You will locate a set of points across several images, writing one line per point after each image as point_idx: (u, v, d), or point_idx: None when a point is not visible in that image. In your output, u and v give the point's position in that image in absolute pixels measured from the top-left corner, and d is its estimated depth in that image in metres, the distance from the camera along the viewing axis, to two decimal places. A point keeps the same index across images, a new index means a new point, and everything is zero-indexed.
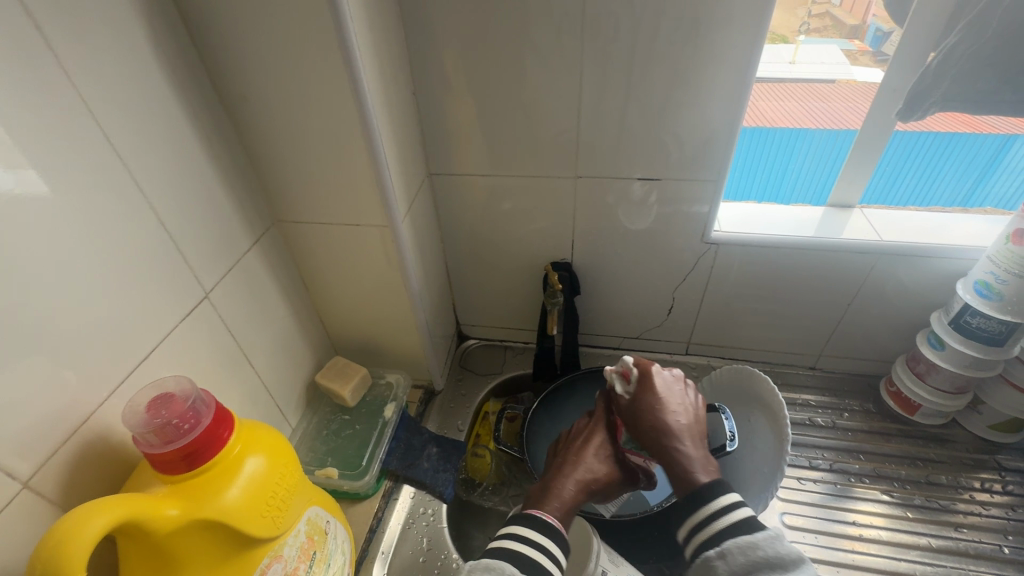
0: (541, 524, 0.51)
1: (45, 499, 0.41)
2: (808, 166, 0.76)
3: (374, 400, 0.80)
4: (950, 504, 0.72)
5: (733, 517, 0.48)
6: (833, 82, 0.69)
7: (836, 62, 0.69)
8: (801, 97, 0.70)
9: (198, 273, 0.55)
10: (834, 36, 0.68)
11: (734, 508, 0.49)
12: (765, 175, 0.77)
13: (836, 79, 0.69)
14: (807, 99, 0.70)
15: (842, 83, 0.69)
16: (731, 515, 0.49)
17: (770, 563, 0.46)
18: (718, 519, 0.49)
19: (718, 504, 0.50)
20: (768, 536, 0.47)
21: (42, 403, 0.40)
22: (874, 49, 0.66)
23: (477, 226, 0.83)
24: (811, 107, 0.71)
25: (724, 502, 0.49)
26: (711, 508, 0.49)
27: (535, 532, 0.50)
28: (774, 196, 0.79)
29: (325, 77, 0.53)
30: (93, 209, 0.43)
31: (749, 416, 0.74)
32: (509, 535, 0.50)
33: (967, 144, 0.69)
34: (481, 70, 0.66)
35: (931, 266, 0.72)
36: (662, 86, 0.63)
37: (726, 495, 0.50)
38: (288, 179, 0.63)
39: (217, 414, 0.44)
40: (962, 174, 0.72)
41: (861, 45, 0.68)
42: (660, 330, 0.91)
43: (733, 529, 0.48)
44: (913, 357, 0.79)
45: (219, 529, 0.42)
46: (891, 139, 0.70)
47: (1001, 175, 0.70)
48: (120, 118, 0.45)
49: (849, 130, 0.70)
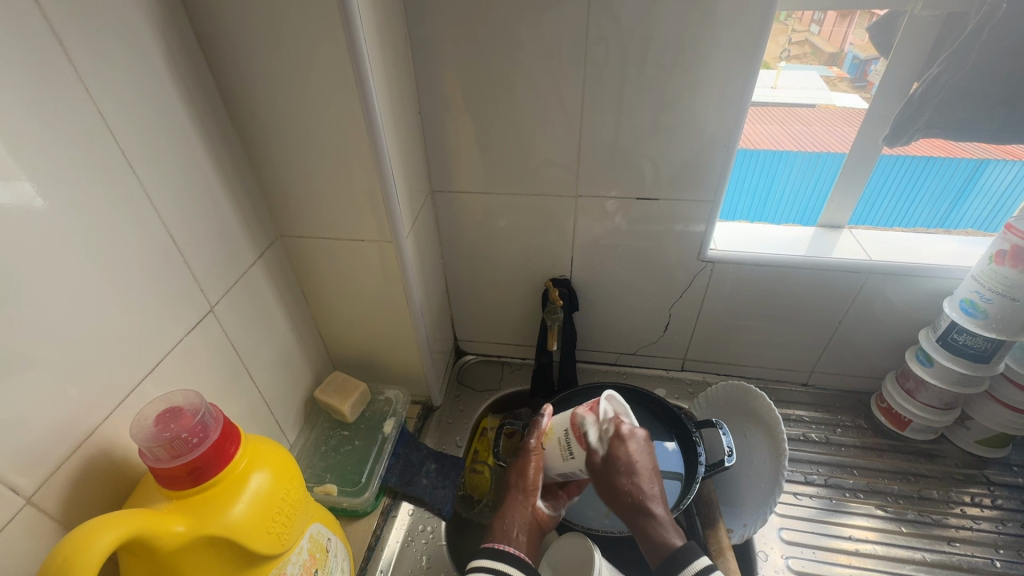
0: (495, 552, 0.54)
1: (48, 515, 0.40)
2: (792, 188, 0.78)
3: (373, 415, 0.79)
4: (943, 518, 0.73)
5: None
6: (813, 106, 0.71)
7: (816, 88, 0.71)
8: (784, 120, 0.72)
9: (204, 286, 0.55)
10: (813, 63, 0.69)
11: (709, 573, 0.48)
12: (749, 197, 0.80)
13: (816, 104, 0.71)
14: (790, 122, 0.72)
15: (822, 108, 0.71)
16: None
17: None
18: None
19: (693, 568, 0.49)
20: None
21: (45, 417, 0.40)
22: (852, 76, 0.68)
23: (477, 243, 0.84)
24: (795, 131, 0.73)
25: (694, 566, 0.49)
26: (688, 575, 0.49)
27: (502, 561, 0.53)
28: (759, 217, 0.82)
29: (335, 95, 0.54)
30: (102, 219, 0.43)
31: (745, 431, 0.76)
32: (477, 568, 0.53)
33: (946, 168, 0.71)
34: (485, 91, 0.67)
35: (917, 285, 0.74)
36: (660, 110, 0.66)
37: (694, 556, 0.50)
38: (294, 194, 0.63)
39: (225, 428, 0.44)
40: (940, 198, 0.75)
41: (839, 72, 0.69)
42: (657, 346, 0.92)
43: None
44: (902, 373, 0.81)
45: (225, 546, 0.41)
46: (877, 163, 0.72)
47: (973, 199, 0.74)
48: (133, 132, 0.46)
49: (832, 154, 0.73)
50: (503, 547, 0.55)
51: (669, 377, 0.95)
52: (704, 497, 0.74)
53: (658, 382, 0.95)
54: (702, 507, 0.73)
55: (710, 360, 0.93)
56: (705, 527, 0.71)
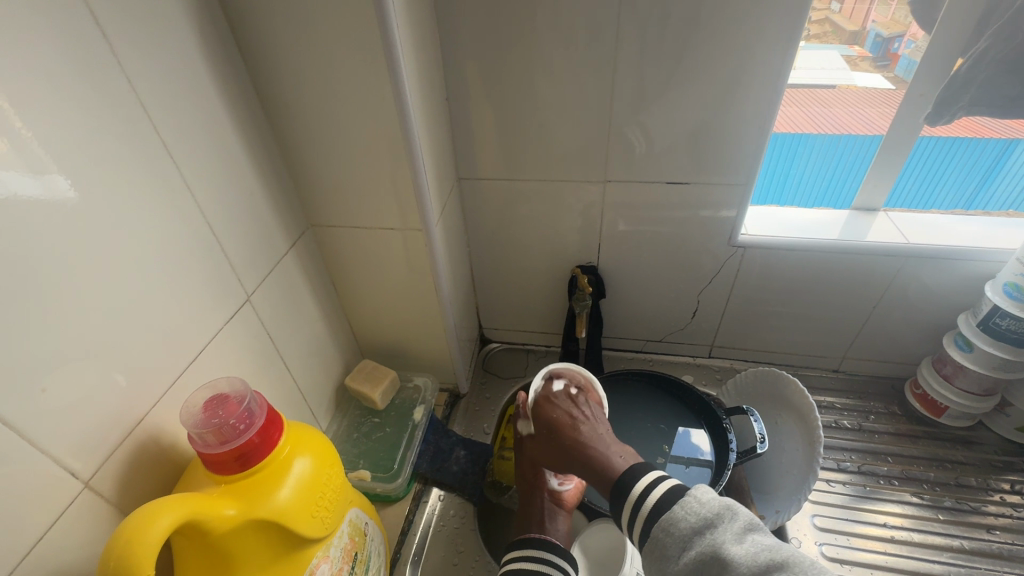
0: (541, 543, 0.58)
1: (105, 499, 0.41)
2: (811, 171, 0.76)
3: (403, 403, 0.80)
4: (981, 506, 0.72)
5: (659, 489, 0.49)
6: (835, 86, 0.71)
7: (836, 68, 0.71)
8: (802, 102, 0.71)
9: (241, 276, 0.56)
10: (834, 42, 0.69)
11: (658, 482, 0.49)
12: (766, 181, 0.78)
13: (836, 84, 0.71)
14: (808, 104, 0.71)
15: (844, 87, 0.71)
16: (655, 487, 0.49)
17: (696, 529, 0.44)
18: (646, 497, 0.49)
19: (640, 485, 0.50)
20: (683, 505, 0.46)
21: (98, 404, 0.41)
22: (874, 55, 0.70)
23: (503, 231, 0.83)
24: (812, 112, 0.71)
25: (645, 478, 0.50)
26: (637, 491, 0.50)
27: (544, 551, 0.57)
28: (776, 200, 0.80)
29: (367, 82, 0.54)
30: (144, 209, 0.44)
31: (776, 418, 0.75)
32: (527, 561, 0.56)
33: (969, 148, 0.70)
34: (513, 76, 0.66)
35: (957, 269, 0.72)
36: (693, 91, 0.64)
37: (645, 471, 0.51)
38: (324, 183, 0.63)
39: (269, 415, 0.44)
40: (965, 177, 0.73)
41: (861, 51, 0.70)
42: (684, 333, 0.92)
43: (664, 501, 0.47)
44: (939, 359, 0.79)
45: (273, 529, 0.42)
46: (918, 143, 0.70)
47: (1003, 177, 0.72)
48: (172, 122, 0.46)
49: (849, 135, 0.71)
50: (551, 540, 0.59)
51: (695, 364, 0.94)
52: (735, 485, 0.74)
53: (684, 369, 0.94)
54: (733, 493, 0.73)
55: (738, 346, 0.92)
56: None
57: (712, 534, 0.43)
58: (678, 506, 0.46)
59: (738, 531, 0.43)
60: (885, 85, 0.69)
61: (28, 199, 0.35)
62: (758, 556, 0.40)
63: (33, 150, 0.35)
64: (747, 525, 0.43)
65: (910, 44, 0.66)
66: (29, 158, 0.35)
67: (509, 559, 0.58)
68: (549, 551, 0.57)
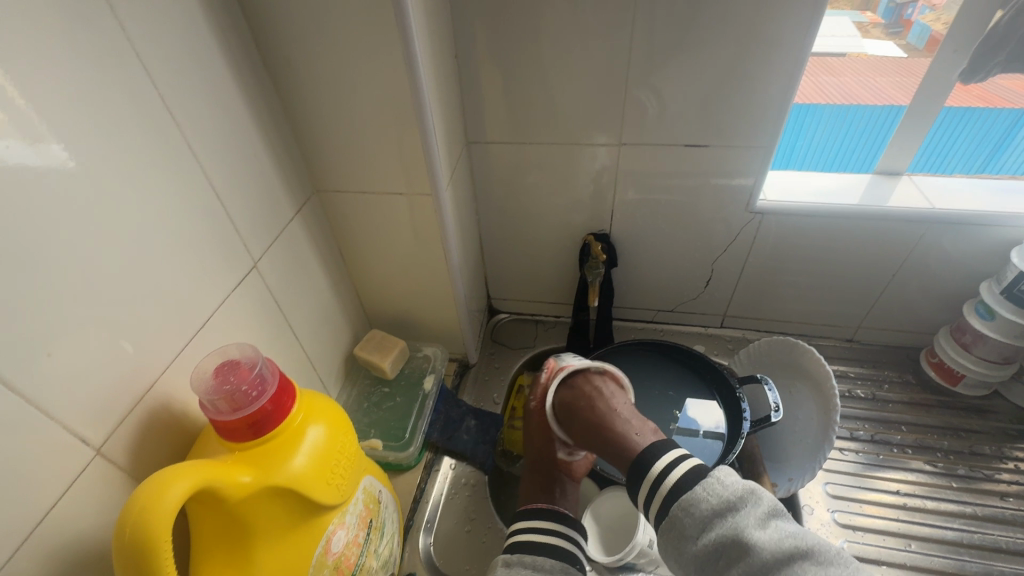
0: (549, 514, 0.57)
1: (117, 466, 0.41)
2: (820, 140, 0.74)
3: (413, 372, 0.80)
4: (994, 473, 0.72)
5: (677, 471, 0.47)
6: (845, 54, 0.68)
7: (848, 35, 0.68)
8: (813, 71, 0.69)
9: (247, 242, 0.54)
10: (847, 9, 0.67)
11: (676, 463, 0.48)
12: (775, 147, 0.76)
13: (848, 52, 0.68)
14: (819, 73, 0.69)
15: (854, 56, 0.69)
16: (673, 468, 0.47)
17: (718, 512, 0.44)
18: (667, 476, 0.47)
19: (660, 463, 0.48)
20: (707, 486, 0.45)
21: (105, 371, 0.39)
22: (886, 22, 0.68)
23: (513, 199, 0.81)
24: (822, 82, 0.69)
25: (664, 459, 0.49)
26: (657, 469, 0.48)
27: (547, 520, 0.56)
28: (785, 162, 0.78)
29: (375, 35, 0.51)
30: (143, 169, 0.42)
31: (790, 387, 0.74)
32: (529, 531, 0.55)
33: (980, 118, 0.68)
34: (525, 31, 0.63)
35: (982, 235, 0.70)
36: (717, 46, 0.61)
37: (662, 452, 0.50)
38: (330, 146, 0.61)
39: (282, 382, 0.43)
40: (976, 146, 0.72)
41: (871, 17, 0.68)
42: (696, 302, 0.90)
43: (682, 482, 0.46)
44: (958, 327, 0.77)
45: (288, 496, 0.42)
46: (941, 114, 0.68)
47: (1014, 147, 0.71)
48: (170, 78, 0.43)
49: (859, 106, 0.70)
50: (552, 508, 0.57)
51: (707, 334, 0.93)
52: (746, 453, 0.74)
53: (695, 339, 0.93)
54: (745, 462, 0.72)
55: (750, 316, 0.90)
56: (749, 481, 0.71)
57: (735, 518, 0.43)
58: (699, 486, 0.45)
59: (762, 515, 0.42)
60: (897, 54, 0.69)
61: (27, 168, 0.33)
62: (784, 541, 0.40)
63: (28, 118, 0.33)
64: (770, 510, 0.43)
65: (925, 11, 0.65)
66: (24, 124, 0.33)
67: (515, 531, 0.56)
68: (558, 522, 0.56)
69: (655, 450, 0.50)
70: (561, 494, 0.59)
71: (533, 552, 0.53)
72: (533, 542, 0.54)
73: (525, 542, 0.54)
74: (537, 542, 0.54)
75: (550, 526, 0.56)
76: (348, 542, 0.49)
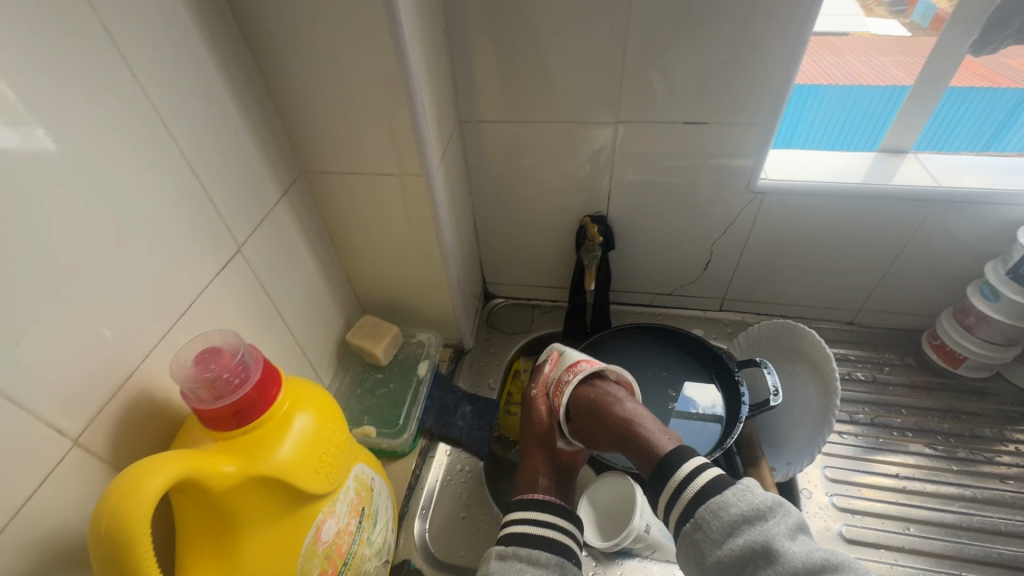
0: (544, 506, 0.56)
1: (96, 456, 0.40)
2: (821, 122, 0.73)
3: (406, 358, 0.79)
4: (994, 456, 0.71)
5: (702, 477, 0.49)
6: (847, 34, 0.66)
7: (851, 14, 0.65)
8: (814, 51, 0.68)
9: (231, 225, 0.52)
10: None
11: (701, 470, 0.49)
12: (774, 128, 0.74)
13: (850, 31, 0.66)
14: (820, 53, 0.68)
15: (856, 35, 0.67)
16: (697, 474, 0.49)
17: (747, 518, 0.45)
18: (692, 483, 0.49)
19: (684, 470, 0.50)
20: (738, 493, 0.47)
21: (80, 360, 0.38)
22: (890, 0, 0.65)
23: (507, 180, 0.79)
24: (824, 62, 0.68)
25: (687, 465, 0.50)
26: (681, 475, 0.50)
27: (543, 512, 0.55)
28: (786, 140, 0.75)
29: (359, 5, 0.48)
30: (117, 149, 0.40)
31: (790, 371, 0.73)
32: (529, 522, 0.54)
33: (984, 97, 0.67)
34: (518, 2, 0.60)
35: (988, 215, 0.68)
36: (719, 17, 0.58)
37: (686, 458, 0.51)
38: (316, 125, 0.59)
39: (266, 369, 0.42)
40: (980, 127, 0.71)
41: None
42: (695, 286, 0.89)
43: (708, 489, 0.48)
44: (961, 309, 0.76)
45: (275, 485, 0.41)
46: (944, 96, 0.67)
47: (1016, 129, 0.70)
48: (143, 53, 0.41)
49: (859, 87, 0.68)
50: (532, 497, 0.57)
51: (705, 317, 0.92)
52: (745, 437, 0.72)
53: (694, 323, 0.92)
54: (744, 446, 0.71)
55: (750, 299, 0.89)
56: (748, 466, 0.70)
57: (764, 527, 0.44)
58: (729, 493, 0.47)
59: (790, 527, 0.44)
60: (901, 33, 0.66)
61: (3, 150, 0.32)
62: (812, 554, 0.42)
63: (8, 99, 0.32)
64: (798, 523, 0.45)
65: None
66: (2, 105, 0.32)
67: (507, 521, 0.55)
68: (558, 514, 0.55)
69: (680, 455, 0.51)
70: (547, 483, 0.59)
71: (530, 545, 0.52)
72: (530, 535, 0.53)
73: (524, 535, 0.53)
74: (535, 535, 0.53)
75: (545, 518, 0.55)
76: (339, 531, 0.48)
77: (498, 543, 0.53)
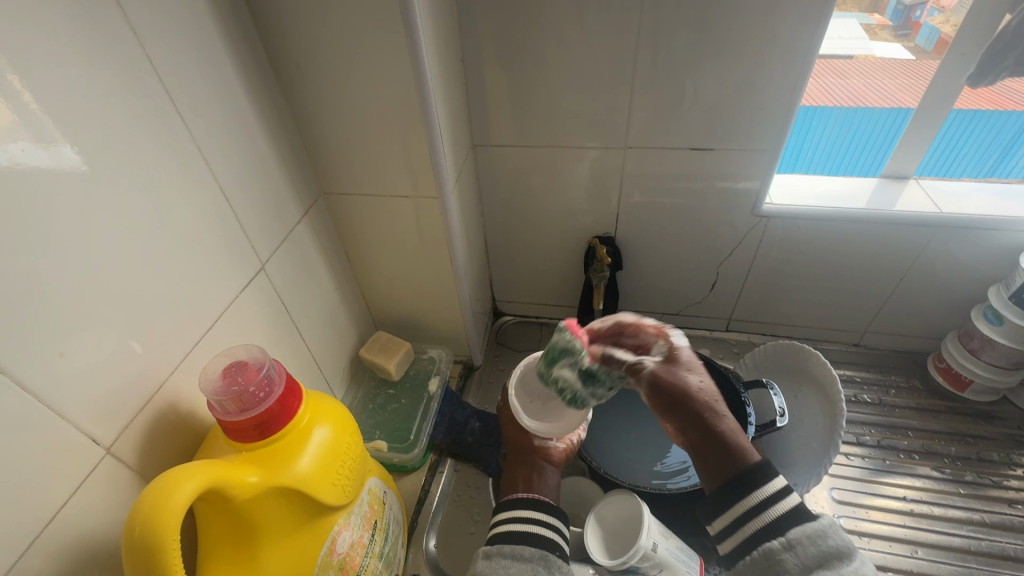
0: (530, 502, 0.55)
1: (126, 465, 0.41)
2: (828, 143, 0.74)
3: (418, 374, 0.80)
4: (1002, 480, 0.71)
5: (782, 505, 0.43)
6: (852, 57, 0.68)
7: (855, 38, 0.68)
8: (819, 73, 0.69)
9: (255, 244, 0.55)
10: (855, 10, 0.66)
11: (785, 494, 0.44)
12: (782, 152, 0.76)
13: (855, 54, 0.68)
14: (825, 75, 0.69)
15: (860, 58, 0.69)
16: (778, 502, 0.43)
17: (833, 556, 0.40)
18: (773, 507, 0.43)
19: (764, 491, 0.44)
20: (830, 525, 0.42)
21: (115, 372, 0.40)
22: (893, 24, 0.68)
23: (518, 202, 0.81)
24: (829, 84, 0.69)
25: (768, 489, 0.44)
26: (760, 496, 0.44)
27: (530, 509, 0.55)
28: (791, 164, 0.77)
29: (382, 39, 0.51)
30: (154, 173, 0.42)
31: (796, 392, 0.74)
32: (514, 518, 0.54)
33: (990, 120, 0.67)
34: (530, 35, 0.63)
35: (990, 240, 0.70)
36: (723, 49, 0.61)
37: (768, 477, 0.45)
38: (337, 149, 0.62)
39: (288, 383, 0.44)
40: (988, 148, 0.71)
41: (880, 19, 0.69)
42: (701, 306, 0.90)
43: (793, 516, 0.43)
44: (966, 332, 0.77)
45: (294, 496, 0.42)
46: (947, 119, 0.67)
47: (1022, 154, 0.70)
48: (181, 84, 0.44)
49: (866, 109, 0.69)
50: (520, 495, 0.57)
51: (712, 337, 0.93)
52: None
53: (701, 343, 0.93)
54: None
55: (756, 320, 0.90)
56: None
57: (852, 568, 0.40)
58: (815, 526, 0.42)
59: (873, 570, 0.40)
60: (904, 55, 0.68)
61: (40, 169, 0.34)
62: None
63: (41, 120, 0.34)
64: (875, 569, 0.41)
65: (933, 13, 0.64)
66: (39, 129, 0.34)
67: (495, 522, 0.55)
68: (542, 510, 0.55)
69: (761, 472, 0.45)
70: (532, 483, 0.59)
71: (517, 542, 0.52)
72: (516, 532, 0.53)
73: (510, 533, 0.53)
74: (521, 532, 0.53)
75: (528, 515, 0.54)
76: (353, 543, 0.49)
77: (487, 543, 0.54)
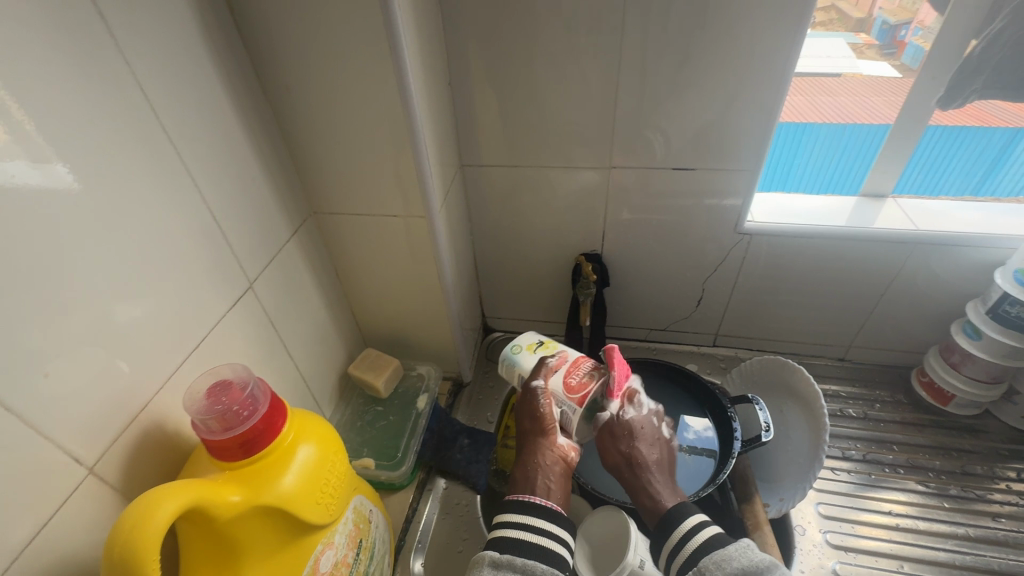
0: (550, 514, 0.53)
1: (108, 485, 0.41)
2: (817, 160, 0.76)
3: (407, 391, 0.80)
4: (986, 494, 0.72)
5: (704, 534, 0.50)
6: (840, 74, 0.69)
7: (842, 56, 0.69)
8: (807, 91, 0.70)
9: (244, 263, 0.55)
10: (840, 29, 0.67)
11: (701, 527, 0.51)
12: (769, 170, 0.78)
13: (842, 73, 0.69)
14: (816, 94, 0.71)
15: (849, 76, 0.69)
16: (699, 531, 0.50)
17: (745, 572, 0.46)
18: (690, 540, 0.50)
19: (684, 526, 0.51)
20: (739, 549, 0.48)
21: (100, 390, 0.40)
22: (881, 42, 0.68)
23: (506, 220, 0.83)
24: (818, 102, 0.71)
25: (690, 520, 0.51)
26: (680, 532, 0.51)
27: (548, 522, 0.52)
28: (783, 184, 0.79)
29: (370, 65, 0.53)
30: (143, 194, 0.43)
31: (781, 407, 0.75)
32: (528, 527, 0.51)
33: (977, 136, 0.69)
34: (515, 59, 0.65)
35: (968, 256, 0.71)
36: (701, 73, 0.63)
37: (685, 515, 0.52)
38: (326, 170, 0.63)
39: (273, 402, 0.44)
40: (973, 166, 0.73)
41: (867, 38, 0.68)
42: (689, 321, 0.91)
43: (705, 546, 0.49)
44: (946, 347, 0.79)
45: (277, 514, 0.42)
46: (926, 133, 0.69)
47: (1011, 165, 0.71)
48: (171, 108, 0.45)
49: (856, 125, 0.71)
50: (531, 498, 0.53)
51: (700, 352, 0.94)
52: (739, 473, 0.73)
53: (690, 358, 0.94)
54: (738, 482, 0.72)
55: (743, 335, 0.91)
56: (741, 502, 0.70)
57: None
58: (729, 548, 0.48)
59: None
60: (891, 73, 0.68)
61: (29, 190, 0.35)
62: None
63: (31, 139, 0.35)
64: None
65: (918, 32, 0.65)
66: (31, 149, 0.35)
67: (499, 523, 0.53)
68: (557, 523, 0.53)
69: (680, 512, 0.52)
70: (548, 485, 0.55)
71: (525, 554, 0.50)
72: (527, 543, 0.50)
73: (522, 542, 0.50)
74: (534, 545, 0.50)
75: (540, 525, 0.52)
76: (336, 562, 0.49)
77: (490, 548, 0.51)
